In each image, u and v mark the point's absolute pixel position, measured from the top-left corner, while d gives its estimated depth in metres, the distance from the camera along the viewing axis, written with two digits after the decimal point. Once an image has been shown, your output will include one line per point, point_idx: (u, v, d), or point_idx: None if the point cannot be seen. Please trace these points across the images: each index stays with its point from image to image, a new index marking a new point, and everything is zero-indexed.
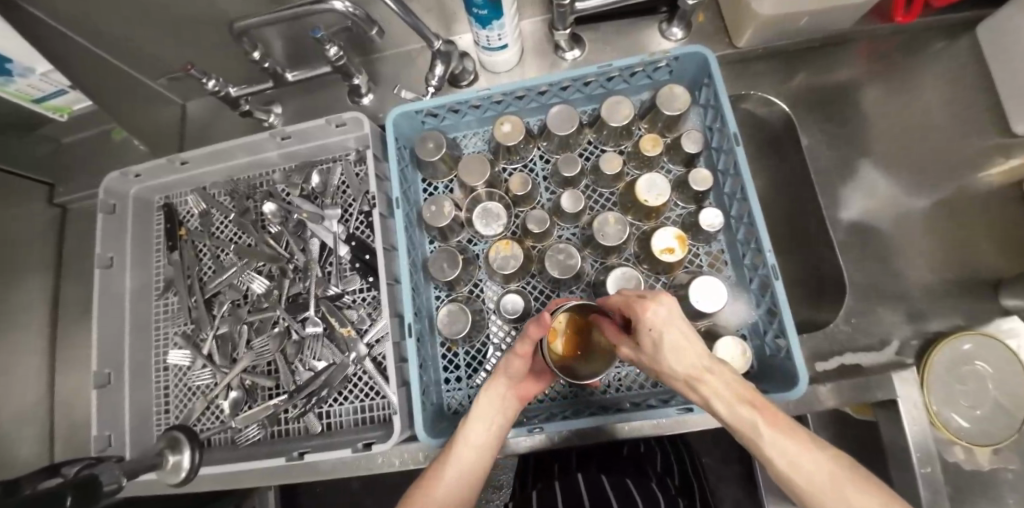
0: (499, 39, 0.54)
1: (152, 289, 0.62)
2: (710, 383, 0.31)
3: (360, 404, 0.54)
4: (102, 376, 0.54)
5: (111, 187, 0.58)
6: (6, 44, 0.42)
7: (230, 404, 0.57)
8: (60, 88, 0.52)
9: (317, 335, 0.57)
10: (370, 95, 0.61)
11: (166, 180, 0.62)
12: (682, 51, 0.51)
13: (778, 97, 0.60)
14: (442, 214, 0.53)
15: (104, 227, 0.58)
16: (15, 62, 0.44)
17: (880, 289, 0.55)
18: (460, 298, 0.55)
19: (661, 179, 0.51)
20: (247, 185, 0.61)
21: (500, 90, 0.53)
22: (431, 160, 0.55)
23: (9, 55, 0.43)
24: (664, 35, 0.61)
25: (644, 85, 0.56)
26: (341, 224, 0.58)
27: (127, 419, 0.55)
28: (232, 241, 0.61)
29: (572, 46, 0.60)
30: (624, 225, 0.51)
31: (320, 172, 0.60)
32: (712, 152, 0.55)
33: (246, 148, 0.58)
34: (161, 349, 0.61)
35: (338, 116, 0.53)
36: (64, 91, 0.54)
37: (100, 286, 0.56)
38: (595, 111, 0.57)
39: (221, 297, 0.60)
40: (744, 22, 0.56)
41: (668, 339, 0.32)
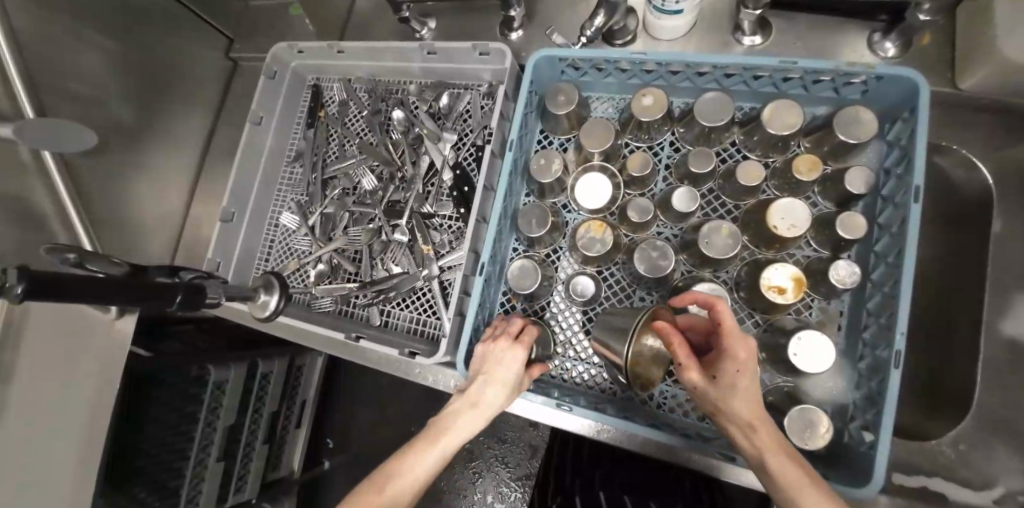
0: (676, 2, 0.49)
1: (283, 154, 0.70)
2: (763, 432, 0.32)
3: (417, 316, 0.58)
4: (227, 213, 0.64)
5: (277, 55, 0.66)
6: None
7: (316, 274, 0.63)
8: None
9: (401, 244, 0.60)
10: (521, 31, 0.60)
11: (321, 63, 0.67)
12: (891, 70, 0.42)
13: (987, 162, 0.49)
14: (549, 170, 0.53)
15: (264, 88, 0.66)
16: None
17: (1011, 427, 0.46)
18: (536, 257, 0.55)
19: (802, 209, 0.45)
20: (386, 89, 0.65)
21: (655, 59, 0.49)
22: (557, 113, 0.53)
23: None
24: (871, 47, 0.50)
25: (824, 98, 0.48)
26: (453, 150, 0.60)
27: (236, 253, 0.66)
28: (359, 136, 0.66)
29: (756, 31, 0.52)
30: (736, 241, 0.46)
31: (451, 96, 0.61)
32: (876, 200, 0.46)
33: (394, 52, 0.60)
34: (276, 207, 0.70)
35: (485, 44, 0.54)
36: None
37: (247, 139, 0.65)
38: (753, 111, 0.50)
39: (335, 181, 0.66)
40: (981, 59, 0.45)
41: (743, 384, 0.33)
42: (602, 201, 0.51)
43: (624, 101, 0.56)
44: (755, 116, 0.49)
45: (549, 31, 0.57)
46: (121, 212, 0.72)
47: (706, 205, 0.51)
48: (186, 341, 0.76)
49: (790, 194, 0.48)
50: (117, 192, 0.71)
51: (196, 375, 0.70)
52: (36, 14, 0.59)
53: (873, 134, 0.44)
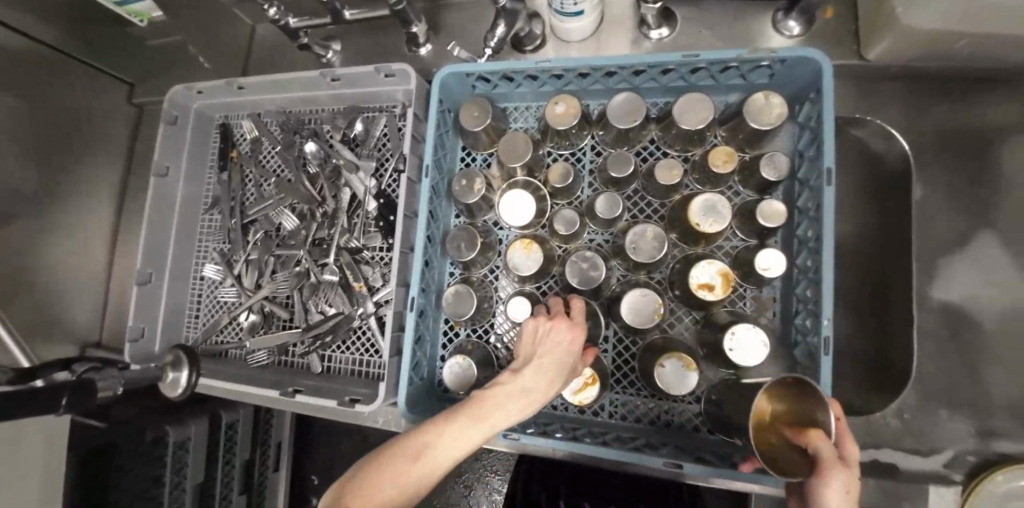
0: (574, 4, 0.47)
1: (200, 202, 0.66)
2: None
3: (358, 357, 0.55)
4: (145, 275, 0.60)
5: (176, 99, 0.61)
6: None
7: (248, 325, 0.60)
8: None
9: (333, 284, 0.57)
10: (428, 46, 0.57)
11: (225, 101, 0.63)
12: (792, 53, 0.41)
13: (900, 130, 0.49)
14: (470, 190, 0.50)
15: (166, 136, 0.61)
16: None
17: (951, 389, 0.47)
18: (472, 280, 0.53)
19: (722, 204, 0.44)
20: (297, 121, 0.61)
21: (560, 65, 0.47)
22: (474, 129, 0.51)
23: None
24: (775, 27, 0.50)
25: (734, 86, 0.47)
26: (374, 178, 0.57)
27: (161, 315, 0.62)
28: (275, 174, 0.62)
29: (660, 24, 0.51)
30: (661, 242, 0.45)
31: (365, 121, 0.58)
32: (794, 184, 0.46)
33: (297, 83, 0.57)
34: (200, 260, 0.66)
35: (386, 66, 0.51)
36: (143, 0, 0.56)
37: (155, 193, 0.61)
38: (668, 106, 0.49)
39: (256, 224, 0.62)
40: (883, 28, 0.44)
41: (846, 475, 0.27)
42: (525, 217, 0.49)
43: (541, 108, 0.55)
44: (667, 113, 0.48)
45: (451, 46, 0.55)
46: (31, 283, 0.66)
47: (632, 207, 0.50)
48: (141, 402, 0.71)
49: (712, 188, 0.48)
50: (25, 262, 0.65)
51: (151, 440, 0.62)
52: None
53: (783, 119, 0.43)
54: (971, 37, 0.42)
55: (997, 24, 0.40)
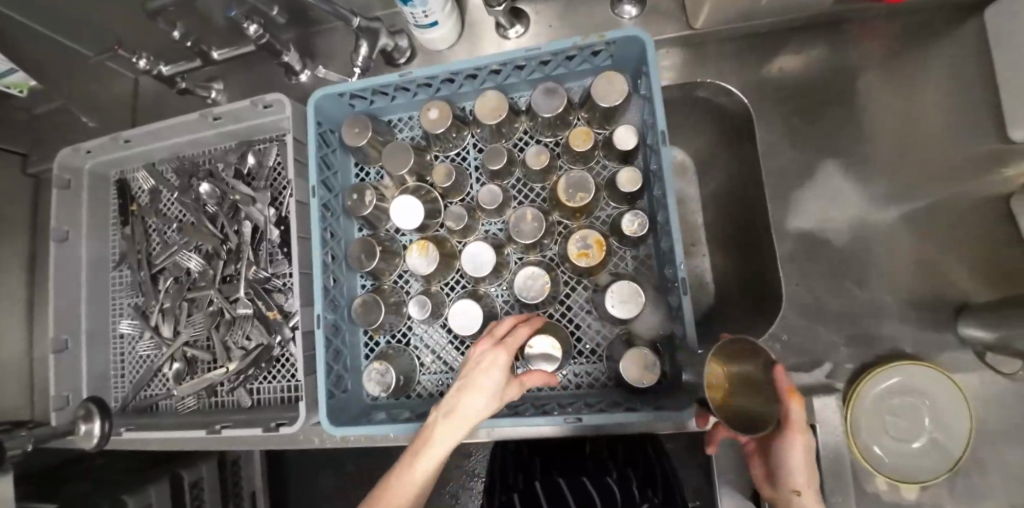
0: (425, 16, 0.50)
1: (109, 261, 0.66)
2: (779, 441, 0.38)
3: (284, 384, 0.56)
4: (60, 342, 0.59)
5: (65, 162, 0.61)
6: None
7: (173, 374, 0.60)
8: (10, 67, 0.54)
9: (248, 317, 0.58)
10: (307, 72, 0.59)
11: (116, 156, 0.64)
12: (618, 35, 0.45)
13: (738, 85, 0.55)
14: (362, 204, 0.53)
15: (59, 201, 0.61)
16: None
17: (824, 307, 0.52)
18: (382, 289, 0.55)
19: (587, 179, 0.48)
20: (192, 164, 0.62)
21: (423, 75, 0.50)
22: (356, 145, 0.53)
23: None
24: (617, 13, 0.55)
25: (584, 71, 0.51)
26: (274, 207, 0.58)
27: (85, 381, 0.61)
28: (178, 219, 0.63)
29: (514, 22, 0.55)
30: (541, 222, 0.49)
31: (257, 154, 0.60)
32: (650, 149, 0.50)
33: (182, 128, 0.58)
34: (116, 318, 0.65)
35: (260, 97, 0.52)
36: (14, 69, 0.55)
37: (55, 259, 0.60)
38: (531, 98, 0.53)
39: (167, 273, 0.62)
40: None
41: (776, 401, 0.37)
42: (415, 219, 0.51)
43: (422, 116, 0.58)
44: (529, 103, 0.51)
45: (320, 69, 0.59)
46: None
47: (519, 194, 0.53)
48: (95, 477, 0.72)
49: (583, 164, 0.52)
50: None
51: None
52: None
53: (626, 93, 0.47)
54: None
55: None
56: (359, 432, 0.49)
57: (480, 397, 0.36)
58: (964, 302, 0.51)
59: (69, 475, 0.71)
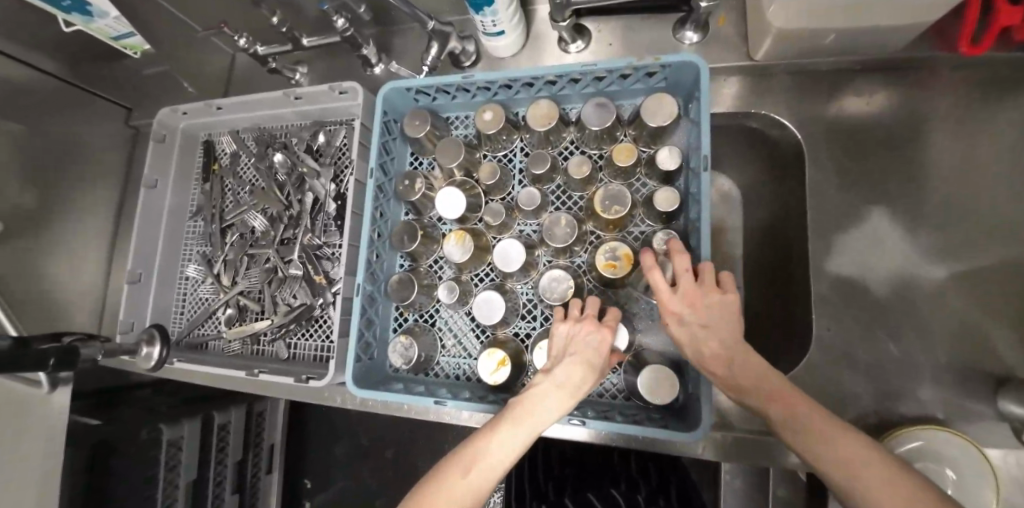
0: (493, 26, 0.54)
1: (186, 211, 0.74)
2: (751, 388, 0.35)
3: (318, 343, 0.61)
4: (135, 274, 0.67)
5: (163, 120, 0.70)
6: None
7: (226, 319, 0.67)
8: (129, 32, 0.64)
9: (297, 278, 0.64)
10: (380, 66, 0.65)
11: (206, 121, 0.72)
12: (674, 59, 0.47)
13: (791, 120, 0.55)
14: (412, 190, 0.57)
15: (154, 152, 0.70)
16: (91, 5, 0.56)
17: (851, 354, 0.51)
18: (418, 271, 0.59)
19: (624, 193, 0.50)
20: (270, 135, 0.69)
21: (484, 79, 0.54)
22: (415, 136, 0.57)
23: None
24: (677, 38, 0.57)
25: (637, 90, 0.53)
26: (334, 183, 0.64)
27: (149, 312, 0.69)
28: (251, 183, 0.70)
29: (576, 38, 0.58)
30: (574, 229, 0.51)
31: (326, 133, 0.66)
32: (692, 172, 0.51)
33: (266, 103, 0.65)
34: (184, 262, 0.73)
35: (338, 84, 0.58)
36: (133, 35, 0.65)
37: (144, 203, 0.69)
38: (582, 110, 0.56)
39: (234, 228, 0.70)
40: (760, 31, 0.51)
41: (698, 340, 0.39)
42: (457, 210, 0.55)
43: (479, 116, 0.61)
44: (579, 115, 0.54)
45: (393, 65, 0.64)
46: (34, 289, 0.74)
47: (558, 201, 0.56)
48: (137, 404, 0.79)
49: (622, 180, 0.54)
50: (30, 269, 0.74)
51: (145, 436, 0.71)
52: None
53: (676, 115, 0.49)
54: (835, 31, 0.48)
55: (850, 18, 0.46)
56: (380, 398, 0.52)
57: (579, 373, 0.39)
58: (1008, 374, 0.49)
59: (120, 397, 0.80)
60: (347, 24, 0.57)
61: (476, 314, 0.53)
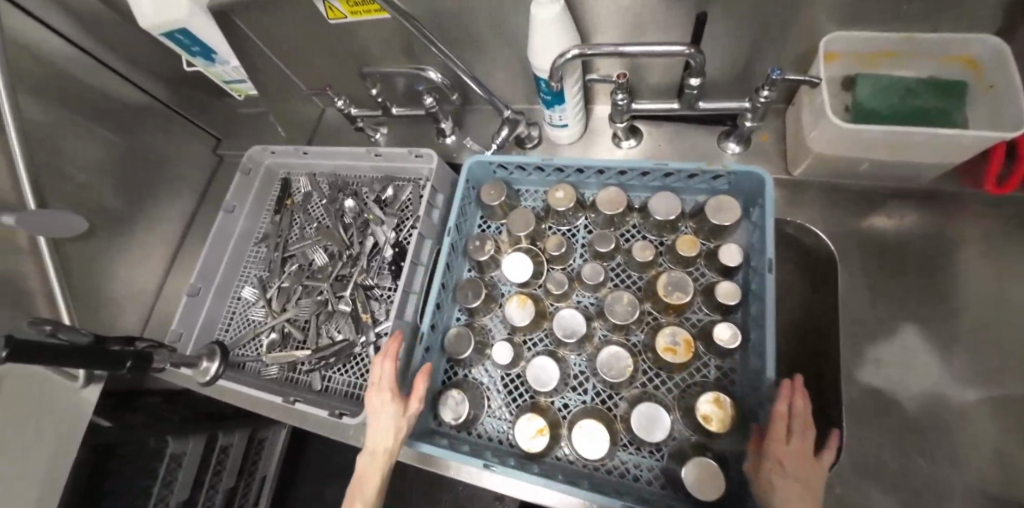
0: (560, 119, 0.62)
1: (252, 236, 0.81)
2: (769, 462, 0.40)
3: (353, 380, 0.63)
4: (195, 288, 0.73)
5: (253, 156, 0.80)
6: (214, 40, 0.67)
7: (268, 343, 0.70)
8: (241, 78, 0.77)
9: (345, 314, 0.68)
10: (453, 137, 0.74)
11: (290, 161, 0.81)
12: (740, 169, 0.53)
13: (825, 231, 0.60)
14: (482, 250, 0.62)
15: (239, 182, 0.78)
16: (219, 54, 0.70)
17: (880, 468, 0.51)
18: (475, 326, 0.62)
19: (687, 281, 0.54)
20: (344, 181, 0.77)
21: (564, 163, 0.60)
22: (491, 203, 0.63)
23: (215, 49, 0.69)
24: (720, 147, 0.63)
25: (701, 189, 0.59)
26: (395, 231, 0.70)
27: (198, 324, 0.73)
28: (318, 221, 0.77)
29: (629, 136, 0.66)
30: (635, 307, 0.54)
31: (395, 186, 0.73)
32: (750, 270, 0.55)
33: (350, 155, 0.74)
34: (240, 284, 0.78)
35: (417, 149, 0.66)
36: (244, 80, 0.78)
37: (219, 225, 0.77)
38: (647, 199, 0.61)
39: (294, 259, 0.75)
40: (800, 151, 0.57)
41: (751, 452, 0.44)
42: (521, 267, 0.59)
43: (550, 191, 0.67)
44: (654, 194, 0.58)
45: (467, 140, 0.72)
46: (95, 285, 0.81)
47: (620, 278, 0.60)
48: (156, 414, 0.80)
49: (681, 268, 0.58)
50: (96, 268, 0.81)
51: (153, 446, 0.72)
52: (46, 114, 0.74)
53: (738, 217, 0.54)
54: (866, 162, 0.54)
55: (887, 154, 0.52)
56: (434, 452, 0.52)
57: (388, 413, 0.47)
58: None
59: (145, 404, 0.82)
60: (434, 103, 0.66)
61: (529, 377, 0.55)
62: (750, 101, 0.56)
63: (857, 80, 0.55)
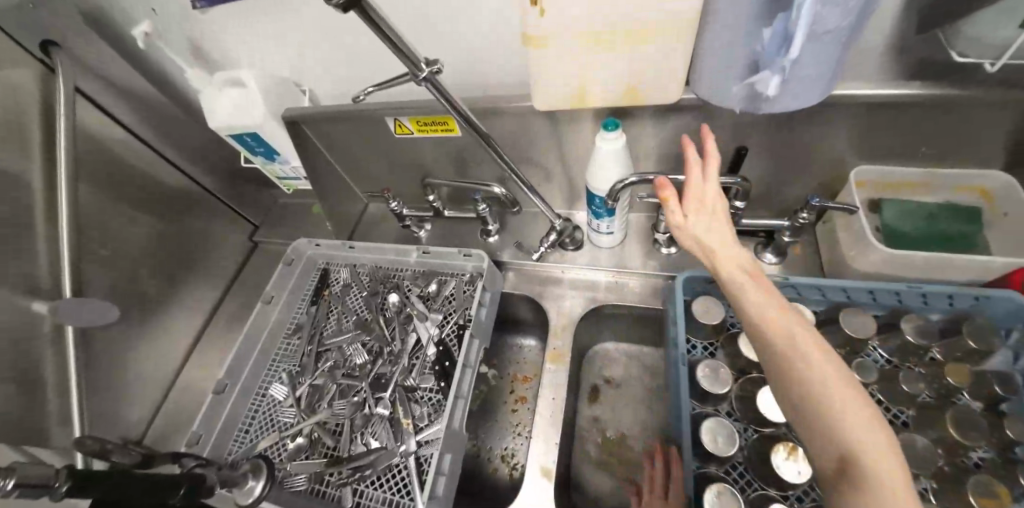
0: (606, 229, 0.70)
1: (284, 329, 0.80)
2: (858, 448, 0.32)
3: (388, 496, 0.58)
4: (222, 385, 0.71)
5: (297, 248, 0.82)
6: (281, 140, 0.75)
7: (293, 448, 0.66)
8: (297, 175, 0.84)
9: (383, 417, 0.65)
10: (496, 236, 0.80)
11: (332, 253, 0.83)
12: (996, 291, 0.53)
13: None
14: (721, 382, 0.56)
15: (280, 274, 0.80)
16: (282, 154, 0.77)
17: None
18: (719, 475, 0.53)
19: (984, 423, 0.50)
20: (384, 274, 0.79)
21: (781, 279, 0.59)
22: (707, 322, 0.60)
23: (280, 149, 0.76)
24: (757, 255, 0.67)
25: (941, 308, 0.57)
26: (438, 327, 0.71)
27: (219, 424, 0.69)
28: (355, 314, 0.77)
29: (668, 242, 0.73)
30: (933, 453, 0.49)
31: (438, 282, 0.75)
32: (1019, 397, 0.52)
33: (396, 251, 0.78)
34: (266, 382, 0.75)
35: (469, 249, 0.72)
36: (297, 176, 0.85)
37: (255, 316, 0.77)
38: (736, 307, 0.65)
39: (328, 354, 0.75)
40: (836, 264, 0.62)
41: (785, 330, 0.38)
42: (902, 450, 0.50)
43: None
44: (969, 322, 0.54)
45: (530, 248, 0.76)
46: (115, 373, 0.78)
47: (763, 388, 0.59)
48: None
49: (941, 398, 0.55)
50: (114, 355, 0.78)
51: None
52: (101, 199, 0.76)
53: (994, 340, 0.53)
54: (898, 280, 0.58)
55: (919, 271, 0.56)
56: None
57: None
58: None
59: None
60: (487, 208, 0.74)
61: None
62: (789, 221, 0.61)
63: (883, 203, 0.60)
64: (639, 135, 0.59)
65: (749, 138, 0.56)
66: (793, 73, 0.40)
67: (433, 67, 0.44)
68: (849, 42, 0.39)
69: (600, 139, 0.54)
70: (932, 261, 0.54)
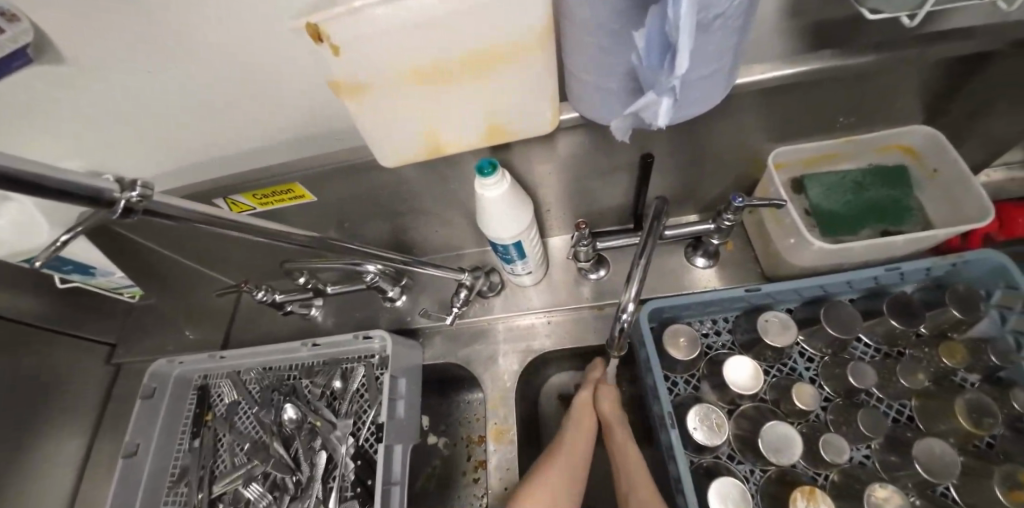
0: (525, 270, 0.59)
1: (166, 476, 0.63)
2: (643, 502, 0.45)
3: None
4: None
5: (157, 371, 0.65)
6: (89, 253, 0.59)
7: None
8: (129, 282, 0.69)
9: None
10: (403, 298, 0.67)
11: (206, 364, 0.66)
12: (976, 255, 0.49)
13: None
14: (719, 430, 0.49)
15: (139, 413, 0.62)
16: (97, 267, 0.62)
17: None
18: None
19: (991, 404, 0.46)
20: (276, 378, 0.64)
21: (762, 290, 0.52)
22: (686, 358, 0.52)
23: (93, 263, 0.61)
24: (690, 261, 0.61)
25: (917, 279, 0.53)
26: (352, 435, 0.57)
27: None
28: (251, 437, 0.62)
29: (597, 267, 0.64)
30: (952, 457, 0.45)
31: (343, 375, 0.61)
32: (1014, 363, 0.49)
33: (283, 349, 0.63)
34: None
35: (367, 332, 0.59)
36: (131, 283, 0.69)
37: (118, 476, 0.58)
38: (711, 325, 0.57)
39: (226, 497, 0.60)
40: (777, 257, 0.55)
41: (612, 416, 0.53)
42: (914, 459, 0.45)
43: (730, 318, 0.57)
44: (953, 292, 0.50)
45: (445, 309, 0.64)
46: None
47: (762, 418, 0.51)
48: None
49: (920, 383, 0.50)
50: None
51: None
52: None
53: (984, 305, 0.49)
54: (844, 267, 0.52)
55: (866, 251, 0.50)
56: None
57: None
58: None
59: None
60: (378, 275, 0.61)
61: None
62: (714, 223, 0.54)
63: (805, 182, 0.54)
64: (533, 160, 0.48)
65: (654, 144, 0.48)
66: (685, 73, 0.30)
67: (132, 190, 0.25)
68: (743, 24, 0.30)
69: (480, 186, 0.44)
70: (876, 243, 0.48)
